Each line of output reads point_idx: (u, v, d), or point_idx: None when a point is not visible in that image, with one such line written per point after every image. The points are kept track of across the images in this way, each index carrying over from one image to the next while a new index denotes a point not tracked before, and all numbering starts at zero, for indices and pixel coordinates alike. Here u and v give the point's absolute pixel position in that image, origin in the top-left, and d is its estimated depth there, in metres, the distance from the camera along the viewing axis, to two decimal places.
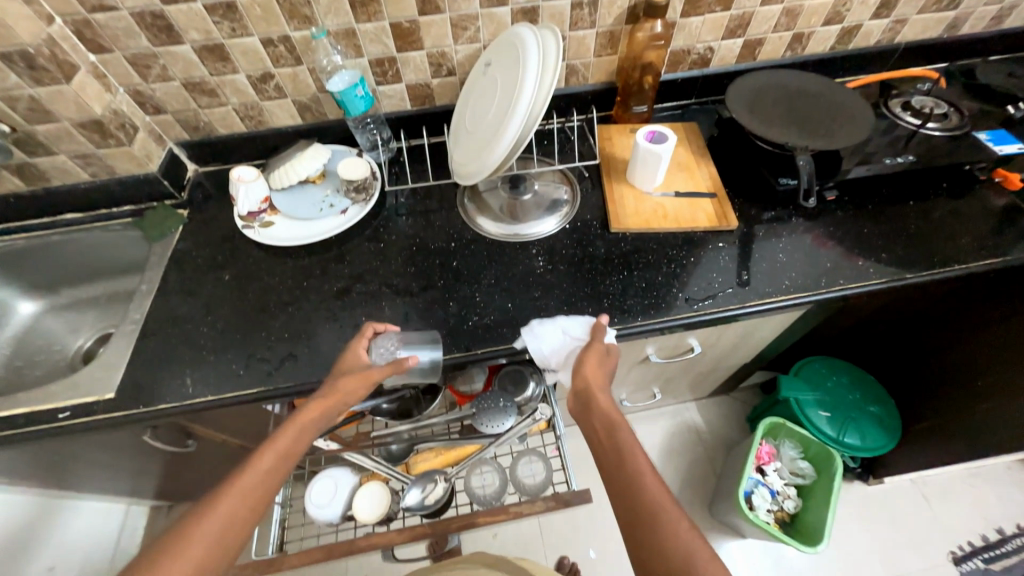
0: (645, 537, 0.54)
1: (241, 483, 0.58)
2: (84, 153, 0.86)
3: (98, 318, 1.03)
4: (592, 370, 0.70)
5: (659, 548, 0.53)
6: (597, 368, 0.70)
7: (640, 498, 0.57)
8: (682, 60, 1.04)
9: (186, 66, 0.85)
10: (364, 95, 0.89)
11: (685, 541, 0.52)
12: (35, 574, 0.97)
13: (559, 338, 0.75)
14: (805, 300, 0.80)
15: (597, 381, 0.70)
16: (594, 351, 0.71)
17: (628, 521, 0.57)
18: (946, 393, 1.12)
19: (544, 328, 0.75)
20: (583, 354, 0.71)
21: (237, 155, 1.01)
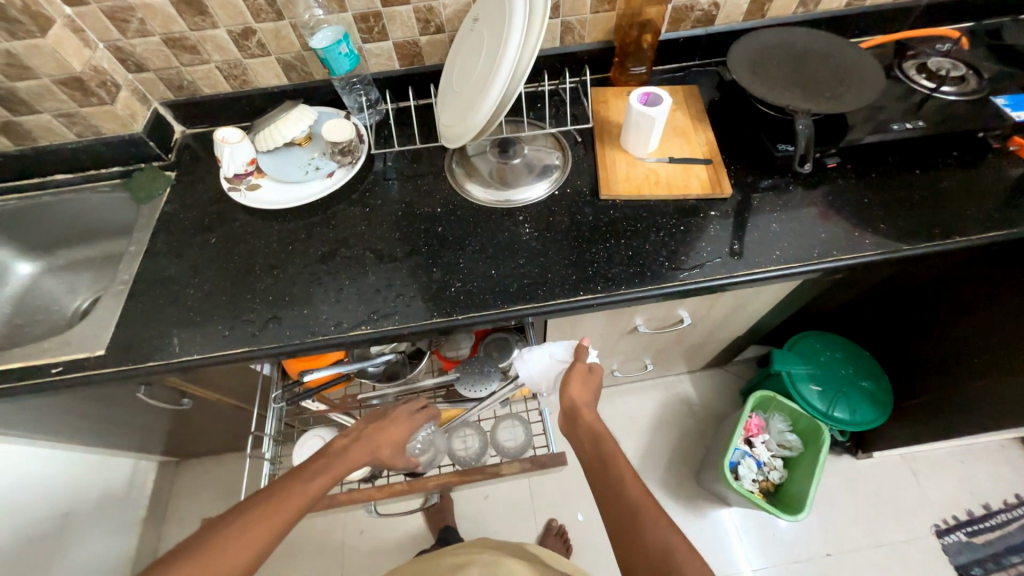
0: (628, 536, 0.57)
1: (289, 498, 0.59)
2: (68, 111, 0.85)
3: (94, 279, 1.04)
4: (579, 389, 0.76)
5: (643, 547, 0.55)
6: (583, 385, 0.76)
7: (624, 499, 0.60)
8: (685, 18, 0.98)
9: (164, 20, 0.83)
10: (349, 52, 0.86)
11: (665, 537, 0.55)
12: (47, 518, 1.03)
13: (546, 361, 0.81)
14: (795, 271, 0.78)
15: (583, 399, 0.75)
16: (579, 372, 0.77)
17: (615, 524, 0.59)
18: (941, 371, 1.10)
19: (532, 353, 0.81)
20: (570, 373, 0.77)
21: (224, 116, 0.99)
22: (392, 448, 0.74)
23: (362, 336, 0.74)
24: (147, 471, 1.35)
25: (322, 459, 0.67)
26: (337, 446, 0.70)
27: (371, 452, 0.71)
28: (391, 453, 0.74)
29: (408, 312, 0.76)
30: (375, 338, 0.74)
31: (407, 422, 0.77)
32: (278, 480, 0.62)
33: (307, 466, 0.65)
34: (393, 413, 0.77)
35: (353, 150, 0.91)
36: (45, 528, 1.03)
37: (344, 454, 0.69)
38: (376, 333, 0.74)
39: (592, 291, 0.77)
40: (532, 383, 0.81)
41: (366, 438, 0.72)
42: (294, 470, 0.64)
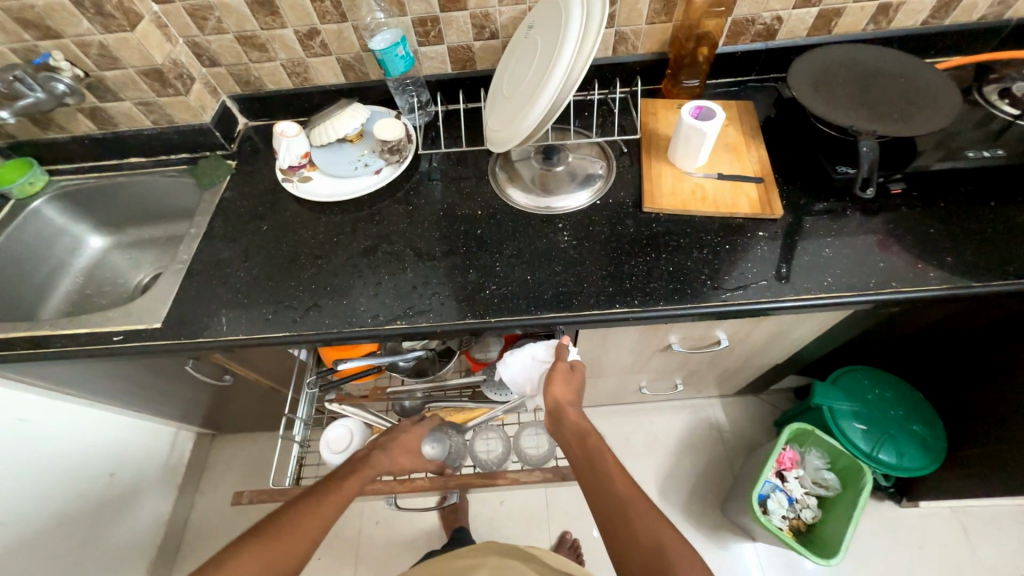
0: (620, 535, 0.59)
1: (326, 502, 0.62)
2: (147, 101, 0.92)
3: (156, 257, 1.12)
4: (562, 388, 0.73)
5: (636, 544, 0.57)
6: (566, 383, 0.74)
7: (614, 497, 0.62)
8: (745, 31, 0.96)
9: (239, 19, 0.88)
10: (405, 55, 0.88)
11: (656, 531, 0.58)
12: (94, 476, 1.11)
13: (526, 363, 0.79)
14: (849, 300, 0.74)
15: (567, 398, 0.73)
16: (563, 370, 0.74)
17: (608, 522, 0.61)
18: (1005, 421, 1.01)
19: (513, 356, 0.80)
20: (553, 374, 0.74)
21: (284, 110, 1.05)
22: (412, 456, 0.77)
23: (396, 331, 0.76)
24: (186, 440, 1.42)
25: (349, 466, 0.70)
26: (363, 454, 0.73)
27: (392, 461, 0.74)
28: (406, 461, 0.76)
29: (443, 311, 0.77)
30: (409, 334, 0.76)
31: (415, 430, 0.79)
32: (314, 487, 0.65)
33: (337, 473, 0.69)
34: (404, 425, 0.80)
35: (401, 151, 0.93)
36: (92, 483, 1.11)
37: (369, 459, 0.72)
38: (410, 328, 0.75)
39: (624, 303, 0.76)
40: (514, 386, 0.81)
41: (390, 451, 0.75)
42: (328, 477, 0.67)
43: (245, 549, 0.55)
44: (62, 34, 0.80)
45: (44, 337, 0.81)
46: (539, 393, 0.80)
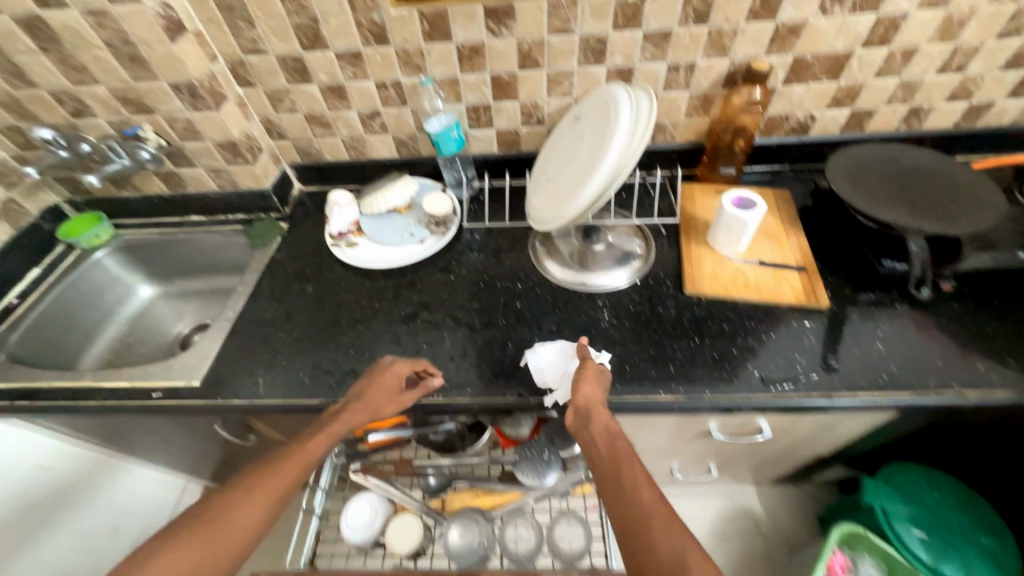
0: (639, 549, 0.52)
1: (275, 474, 0.63)
2: (217, 168, 1.00)
3: (200, 308, 1.16)
4: (592, 388, 0.68)
5: (657, 561, 0.50)
6: (597, 384, 0.69)
7: (635, 505, 0.55)
8: (779, 126, 1.01)
9: (310, 101, 0.96)
10: (457, 137, 0.95)
11: (678, 546, 0.51)
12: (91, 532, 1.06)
13: (555, 355, 0.77)
14: (910, 402, 0.70)
15: (597, 397, 0.67)
16: (592, 369, 0.70)
17: (627, 532, 0.53)
18: None
19: (543, 347, 0.78)
20: (582, 373, 0.70)
21: (337, 179, 1.11)
22: (388, 402, 0.70)
23: (432, 405, 0.74)
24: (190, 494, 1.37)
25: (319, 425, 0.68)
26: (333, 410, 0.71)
27: (369, 412, 0.69)
28: (386, 406, 0.70)
29: (480, 386, 0.76)
30: (445, 409, 0.74)
31: (394, 373, 0.71)
32: (270, 455, 0.66)
33: (302, 435, 0.68)
34: (381, 367, 0.72)
35: (445, 224, 0.97)
36: (95, 535, 1.07)
37: (337, 417, 0.69)
38: (448, 404, 0.73)
39: (669, 389, 0.73)
40: (540, 379, 0.75)
41: (365, 399, 0.69)
42: (286, 444, 0.67)
43: (187, 534, 0.57)
44: (154, 110, 0.89)
45: (85, 389, 0.82)
46: (559, 386, 0.73)
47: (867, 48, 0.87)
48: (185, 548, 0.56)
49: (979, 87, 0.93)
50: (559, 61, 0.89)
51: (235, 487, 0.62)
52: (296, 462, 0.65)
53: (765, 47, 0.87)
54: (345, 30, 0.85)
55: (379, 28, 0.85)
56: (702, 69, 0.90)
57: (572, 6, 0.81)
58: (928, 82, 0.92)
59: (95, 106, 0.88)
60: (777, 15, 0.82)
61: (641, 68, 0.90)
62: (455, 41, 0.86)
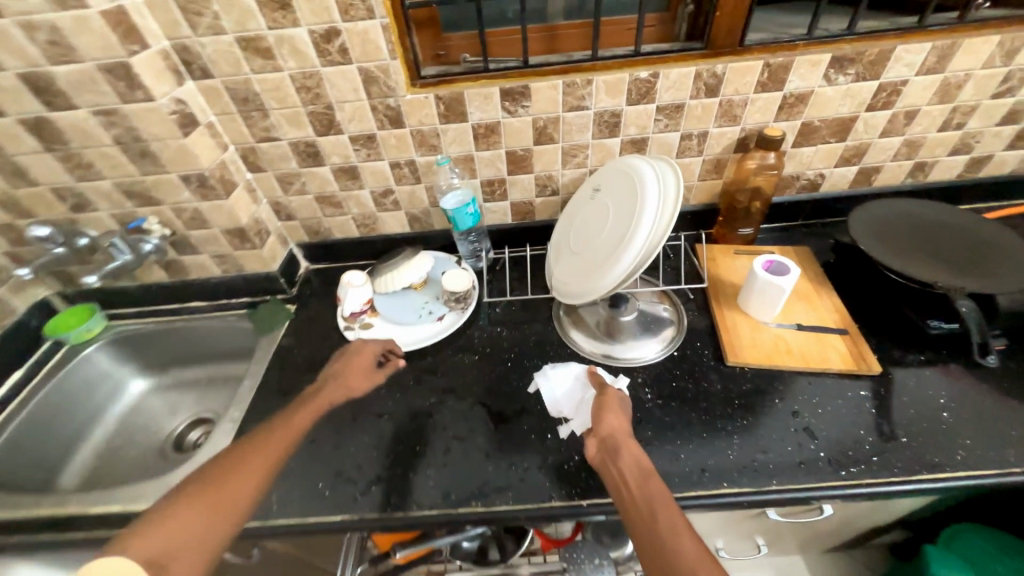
0: None
1: (274, 440, 0.64)
2: (222, 254, 0.95)
3: (197, 401, 1.07)
4: (617, 420, 0.68)
5: None
6: (621, 414, 0.69)
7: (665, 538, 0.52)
8: (790, 185, 1.02)
9: (322, 183, 0.95)
10: (474, 212, 0.93)
11: None
12: None
13: (569, 381, 0.79)
14: (999, 481, 0.63)
15: (623, 429, 0.67)
16: (613, 399, 0.71)
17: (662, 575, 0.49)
18: None
19: (556, 372, 0.81)
20: (603, 404, 0.70)
21: (347, 256, 1.08)
22: (359, 375, 0.80)
23: (470, 516, 0.65)
24: None
25: (304, 399, 0.74)
26: (312, 391, 0.76)
27: (343, 385, 0.77)
28: (360, 382, 0.79)
29: (522, 488, 0.67)
30: (486, 520, 0.65)
31: (365, 350, 0.83)
32: (267, 424, 0.68)
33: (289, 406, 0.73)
34: (356, 348, 0.83)
35: (463, 301, 0.92)
36: None
37: (317, 395, 0.75)
38: (489, 514, 0.64)
39: (733, 480, 0.66)
40: (555, 408, 0.77)
41: (341, 376, 0.79)
42: (273, 418, 0.69)
43: (190, 499, 0.54)
44: (161, 202, 0.86)
45: (67, 517, 0.72)
46: (575, 413, 0.75)
47: (872, 112, 0.90)
48: (191, 511, 0.53)
49: (979, 142, 0.96)
50: (573, 135, 0.90)
51: (228, 456, 0.61)
52: (288, 428, 0.67)
53: (774, 115, 0.88)
54: (360, 115, 0.85)
55: (394, 112, 0.85)
56: (713, 136, 0.92)
57: (587, 85, 0.82)
58: (931, 139, 0.95)
59: (98, 200, 0.85)
60: (785, 85, 0.84)
61: (655, 138, 0.91)
62: (470, 121, 0.86)
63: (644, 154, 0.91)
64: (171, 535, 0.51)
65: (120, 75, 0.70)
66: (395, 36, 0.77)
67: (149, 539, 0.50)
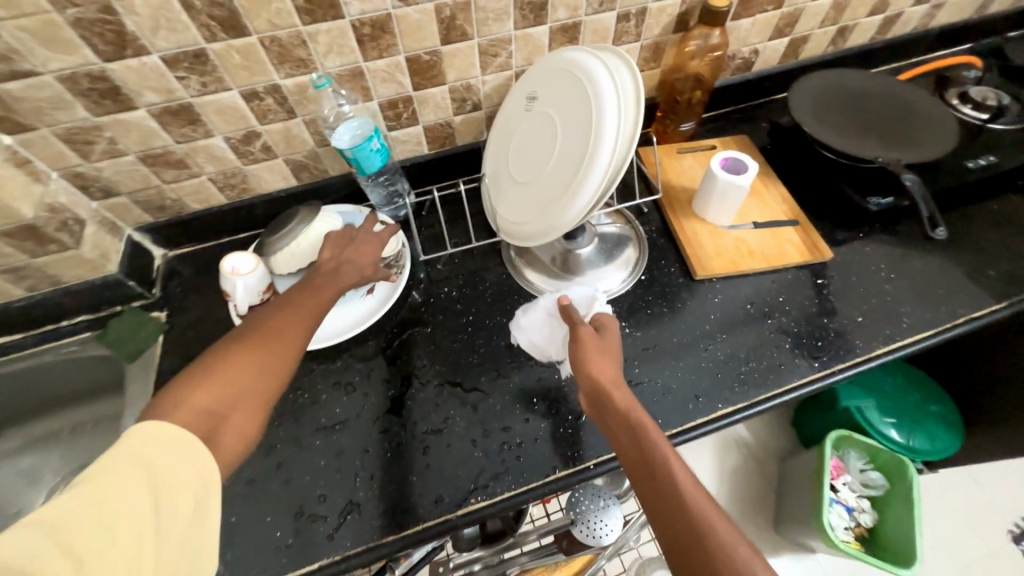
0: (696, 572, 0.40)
1: (302, 306, 0.54)
2: (14, 266, 0.64)
3: (64, 459, 0.81)
4: (601, 364, 0.56)
5: None
6: (601, 353, 0.57)
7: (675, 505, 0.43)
8: (726, 66, 0.93)
9: (142, 136, 0.64)
10: (380, 147, 0.71)
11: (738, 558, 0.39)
12: None
13: (549, 328, 0.67)
14: (934, 339, 0.70)
15: (608, 373, 0.55)
16: (591, 339, 0.58)
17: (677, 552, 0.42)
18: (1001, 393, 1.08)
19: (531, 319, 0.68)
20: (582, 349, 0.57)
21: (217, 230, 0.81)
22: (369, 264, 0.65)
23: (472, 514, 0.58)
24: None
25: (318, 276, 0.59)
26: (319, 267, 0.61)
27: (358, 266, 0.63)
28: (373, 267, 0.65)
29: (521, 468, 0.60)
30: (491, 513, 0.58)
31: (375, 239, 0.67)
32: (289, 291, 0.57)
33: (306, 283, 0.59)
34: (356, 233, 0.67)
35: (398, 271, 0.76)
36: None
37: (335, 272, 0.60)
38: (495, 508, 0.57)
39: (726, 399, 0.65)
40: (542, 354, 0.68)
41: (349, 256, 0.63)
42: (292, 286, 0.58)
43: (237, 354, 0.46)
44: None
45: None
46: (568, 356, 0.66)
47: None
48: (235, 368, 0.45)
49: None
50: (491, 27, 0.69)
51: (267, 314, 0.52)
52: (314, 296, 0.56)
53: None
54: (168, 21, 0.55)
55: (226, 12, 0.56)
56: (653, 14, 0.76)
57: None
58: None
59: None
60: None
61: (589, 22, 0.74)
62: (348, 16, 0.61)
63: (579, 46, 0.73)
64: (223, 390, 0.43)
65: None
66: None
67: (202, 389, 0.42)
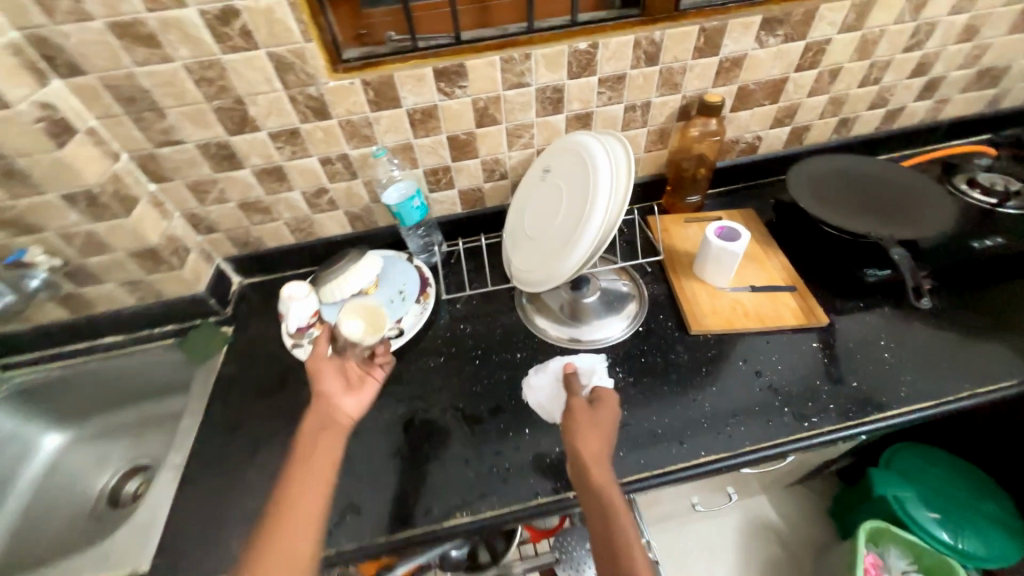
0: None
1: (313, 460, 0.58)
2: (133, 280, 0.83)
3: (130, 448, 0.95)
4: (591, 439, 0.59)
5: None
6: (592, 427, 0.61)
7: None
8: (731, 149, 1.04)
9: (243, 188, 0.84)
10: (420, 205, 0.87)
11: None
12: None
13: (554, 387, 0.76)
14: (934, 411, 0.70)
15: (595, 449, 0.58)
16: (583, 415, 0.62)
17: None
18: None
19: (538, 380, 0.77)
20: (575, 420, 0.62)
21: (284, 264, 0.98)
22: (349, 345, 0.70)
23: (458, 527, 0.63)
24: None
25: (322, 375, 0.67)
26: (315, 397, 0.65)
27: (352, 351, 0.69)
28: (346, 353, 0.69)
29: (508, 491, 0.65)
30: (476, 530, 0.63)
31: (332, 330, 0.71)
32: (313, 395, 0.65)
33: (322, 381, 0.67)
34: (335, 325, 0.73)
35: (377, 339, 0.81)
36: None
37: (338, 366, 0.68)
38: (477, 523, 0.62)
39: (710, 447, 0.68)
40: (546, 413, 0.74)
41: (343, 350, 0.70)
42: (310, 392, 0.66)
43: (288, 487, 0.55)
44: (42, 228, 0.72)
45: None
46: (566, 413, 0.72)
47: (800, 72, 0.92)
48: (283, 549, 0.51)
49: (893, 95, 1.02)
50: (517, 115, 0.85)
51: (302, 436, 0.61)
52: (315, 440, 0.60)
53: (712, 81, 0.88)
54: (276, 108, 0.75)
55: (317, 103, 0.76)
56: (657, 106, 0.90)
57: (525, 60, 0.78)
58: (852, 95, 0.99)
59: None
60: (721, 50, 0.84)
61: (600, 112, 0.89)
62: (405, 106, 0.79)
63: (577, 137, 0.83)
64: (286, 523, 0.52)
65: None
66: (306, 15, 0.67)
67: (271, 531, 0.52)
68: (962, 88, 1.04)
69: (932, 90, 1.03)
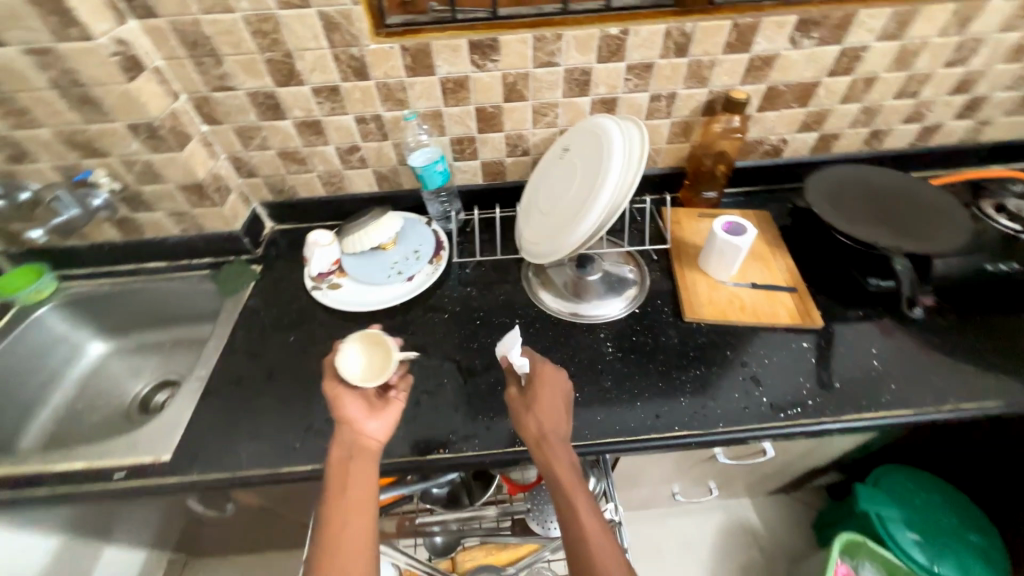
0: None
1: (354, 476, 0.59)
2: (180, 211, 0.92)
3: (162, 363, 1.05)
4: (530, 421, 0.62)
5: None
6: (548, 402, 0.63)
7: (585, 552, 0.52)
8: (754, 150, 1.04)
9: (284, 137, 0.91)
10: (443, 170, 0.92)
11: None
12: None
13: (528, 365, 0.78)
14: (911, 419, 0.72)
15: (550, 425, 0.61)
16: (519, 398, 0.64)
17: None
18: None
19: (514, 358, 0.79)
20: (515, 408, 0.64)
21: (313, 215, 1.05)
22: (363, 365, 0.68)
23: (440, 461, 0.69)
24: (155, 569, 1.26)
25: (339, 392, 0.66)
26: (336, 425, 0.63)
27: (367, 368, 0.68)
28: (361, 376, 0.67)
29: (490, 437, 0.71)
30: (457, 466, 0.69)
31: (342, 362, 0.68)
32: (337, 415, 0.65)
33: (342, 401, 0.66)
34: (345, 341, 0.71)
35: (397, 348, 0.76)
36: None
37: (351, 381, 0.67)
38: (458, 459, 0.68)
39: (684, 424, 0.72)
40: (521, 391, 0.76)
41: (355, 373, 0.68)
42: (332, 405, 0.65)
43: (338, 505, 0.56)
44: (108, 153, 0.81)
45: (27, 475, 0.71)
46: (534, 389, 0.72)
47: (833, 78, 0.91)
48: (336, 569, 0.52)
49: (931, 111, 1.00)
50: (543, 93, 0.88)
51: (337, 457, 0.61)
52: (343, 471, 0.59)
53: (740, 78, 0.89)
54: (321, 65, 0.81)
55: (358, 63, 0.81)
56: (682, 98, 0.92)
57: (557, 40, 0.81)
58: (887, 106, 0.98)
59: (37, 150, 0.79)
60: (752, 47, 0.85)
61: (625, 98, 0.91)
62: (438, 74, 0.84)
63: (596, 122, 0.85)
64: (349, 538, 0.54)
65: (51, 9, 0.64)
66: None
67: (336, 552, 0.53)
68: (1007, 110, 1.01)
69: (974, 109, 1.00)
